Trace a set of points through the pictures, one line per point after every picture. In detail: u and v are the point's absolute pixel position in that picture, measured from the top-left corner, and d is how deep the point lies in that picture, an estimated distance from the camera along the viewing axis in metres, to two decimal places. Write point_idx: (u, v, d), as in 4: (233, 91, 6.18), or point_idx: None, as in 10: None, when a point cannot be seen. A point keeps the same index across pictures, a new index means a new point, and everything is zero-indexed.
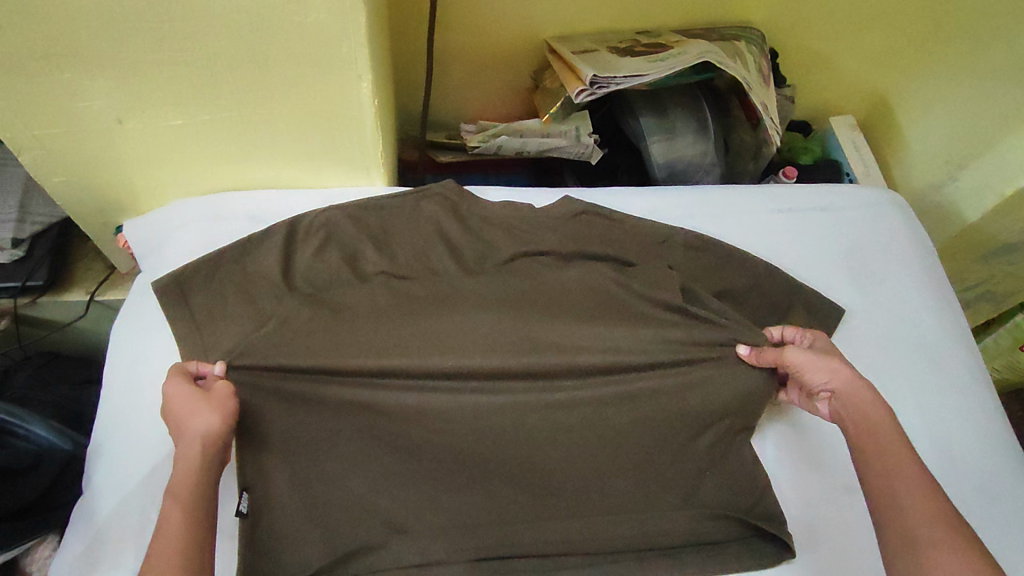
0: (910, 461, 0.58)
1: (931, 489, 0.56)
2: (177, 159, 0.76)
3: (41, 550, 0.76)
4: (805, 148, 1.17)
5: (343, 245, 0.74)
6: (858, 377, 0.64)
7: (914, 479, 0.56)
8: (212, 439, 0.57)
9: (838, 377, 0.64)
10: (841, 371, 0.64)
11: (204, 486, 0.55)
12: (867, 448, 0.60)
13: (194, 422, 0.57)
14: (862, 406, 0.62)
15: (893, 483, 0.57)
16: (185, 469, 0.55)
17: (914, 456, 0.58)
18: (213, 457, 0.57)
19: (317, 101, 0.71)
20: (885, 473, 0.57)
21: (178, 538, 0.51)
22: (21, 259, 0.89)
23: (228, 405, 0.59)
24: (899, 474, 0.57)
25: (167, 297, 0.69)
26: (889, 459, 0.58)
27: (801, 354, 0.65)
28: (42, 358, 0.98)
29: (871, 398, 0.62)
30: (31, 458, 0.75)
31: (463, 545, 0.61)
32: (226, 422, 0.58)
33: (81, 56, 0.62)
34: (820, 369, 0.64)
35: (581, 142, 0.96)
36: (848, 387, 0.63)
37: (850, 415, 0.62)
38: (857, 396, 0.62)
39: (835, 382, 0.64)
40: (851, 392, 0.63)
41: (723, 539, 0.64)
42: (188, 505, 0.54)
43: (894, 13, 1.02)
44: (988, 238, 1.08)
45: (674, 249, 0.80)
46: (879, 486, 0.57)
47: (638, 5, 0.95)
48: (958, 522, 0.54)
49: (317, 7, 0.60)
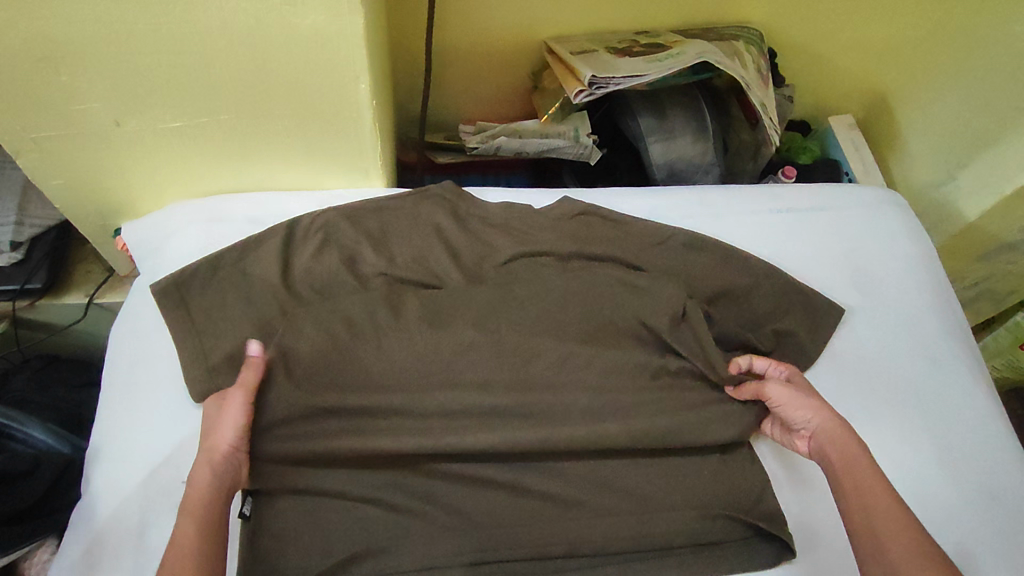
0: (889, 497, 0.58)
1: (911, 526, 0.56)
2: (176, 160, 0.76)
3: (40, 552, 0.74)
4: (804, 147, 1.17)
5: (342, 246, 0.74)
6: (834, 412, 0.64)
7: (891, 515, 0.57)
8: (224, 453, 0.58)
9: (817, 414, 0.64)
10: (819, 409, 0.64)
11: (215, 497, 0.56)
12: (846, 487, 0.60)
13: (211, 436, 0.59)
14: (838, 443, 0.62)
15: (873, 521, 0.57)
16: (199, 481, 0.56)
17: (892, 491, 0.59)
18: (227, 469, 0.58)
19: (315, 102, 0.70)
20: (865, 512, 0.57)
21: (188, 548, 0.52)
22: (19, 262, 0.89)
23: (240, 416, 0.60)
24: (876, 509, 0.57)
25: (166, 299, 0.69)
26: (868, 495, 0.58)
27: (781, 390, 0.66)
28: (41, 361, 0.98)
29: (847, 433, 0.63)
30: (30, 461, 0.76)
31: (463, 547, 0.60)
32: (238, 434, 0.59)
33: (78, 58, 0.62)
34: (799, 407, 0.65)
35: (581, 142, 0.95)
36: (826, 425, 0.63)
37: (829, 451, 0.62)
38: (833, 433, 0.63)
39: (814, 420, 0.64)
40: (829, 428, 0.63)
41: (724, 539, 0.63)
42: (198, 516, 0.54)
43: (892, 12, 1.02)
44: (987, 236, 1.08)
45: (674, 249, 0.79)
46: (862, 525, 0.57)
47: (636, 5, 0.95)
48: (940, 559, 0.54)
49: (315, 8, 0.60)
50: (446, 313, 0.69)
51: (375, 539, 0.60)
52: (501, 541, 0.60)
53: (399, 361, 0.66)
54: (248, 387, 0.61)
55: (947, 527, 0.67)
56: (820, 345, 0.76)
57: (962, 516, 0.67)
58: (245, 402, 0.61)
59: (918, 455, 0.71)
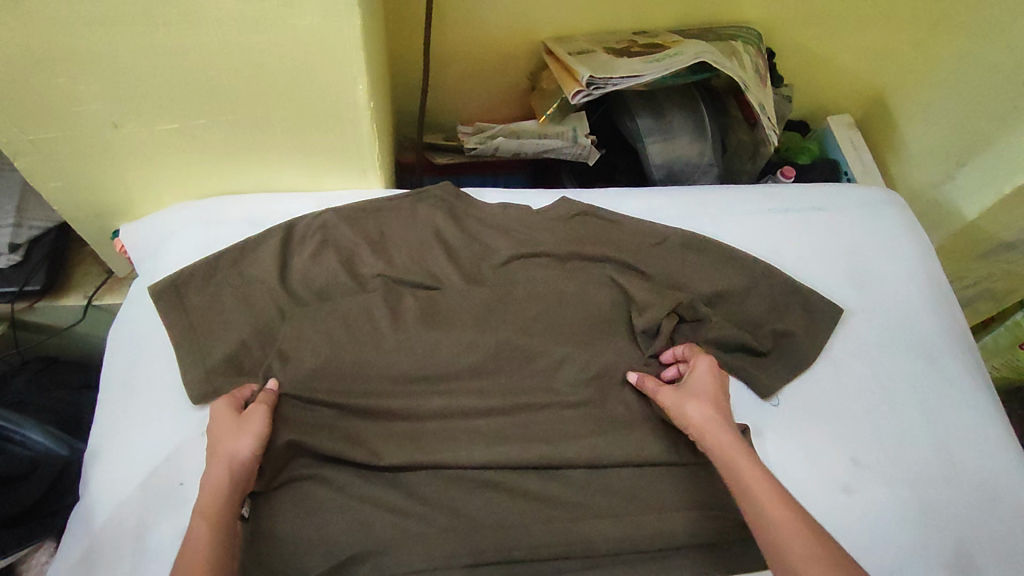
0: (778, 499, 0.54)
1: (806, 528, 0.52)
2: (174, 163, 0.76)
3: (37, 555, 0.74)
4: (802, 148, 1.17)
5: (341, 248, 0.74)
6: (716, 409, 0.62)
7: (782, 517, 0.53)
8: (243, 463, 0.56)
9: (692, 411, 0.62)
10: (693, 411, 0.62)
11: (231, 507, 0.54)
12: (740, 499, 0.56)
13: (229, 442, 0.57)
14: (721, 448, 0.59)
15: (768, 529, 0.53)
16: (212, 489, 0.54)
17: (782, 490, 0.55)
18: (243, 478, 0.56)
19: (313, 104, 0.70)
20: (759, 520, 0.53)
21: (204, 556, 0.51)
22: (18, 264, 0.89)
23: (260, 425, 0.58)
24: (764, 516, 0.53)
25: (163, 301, 0.69)
26: (756, 500, 0.54)
27: (667, 394, 0.65)
28: (40, 363, 0.98)
29: (729, 435, 0.59)
30: (28, 464, 0.76)
31: (461, 549, 0.59)
32: (258, 443, 0.57)
33: (77, 60, 0.62)
34: (679, 408, 0.63)
35: (579, 142, 0.95)
36: (700, 427, 0.61)
37: (715, 457, 0.59)
38: (711, 435, 0.60)
39: (691, 421, 0.62)
40: (704, 429, 0.61)
41: (724, 540, 0.62)
42: (215, 524, 0.53)
43: (891, 11, 1.02)
44: (986, 236, 1.08)
45: (671, 249, 0.79)
46: (760, 537, 0.53)
47: (635, 5, 0.95)
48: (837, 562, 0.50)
49: (311, 9, 0.60)
50: (444, 314, 0.69)
51: (374, 541, 0.59)
52: (499, 542, 0.60)
53: (397, 360, 0.66)
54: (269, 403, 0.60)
55: (946, 527, 0.66)
56: (819, 345, 0.76)
57: (961, 517, 0.67)
58: (266, 413, 0.59)
59: (917, 455, 0.71)
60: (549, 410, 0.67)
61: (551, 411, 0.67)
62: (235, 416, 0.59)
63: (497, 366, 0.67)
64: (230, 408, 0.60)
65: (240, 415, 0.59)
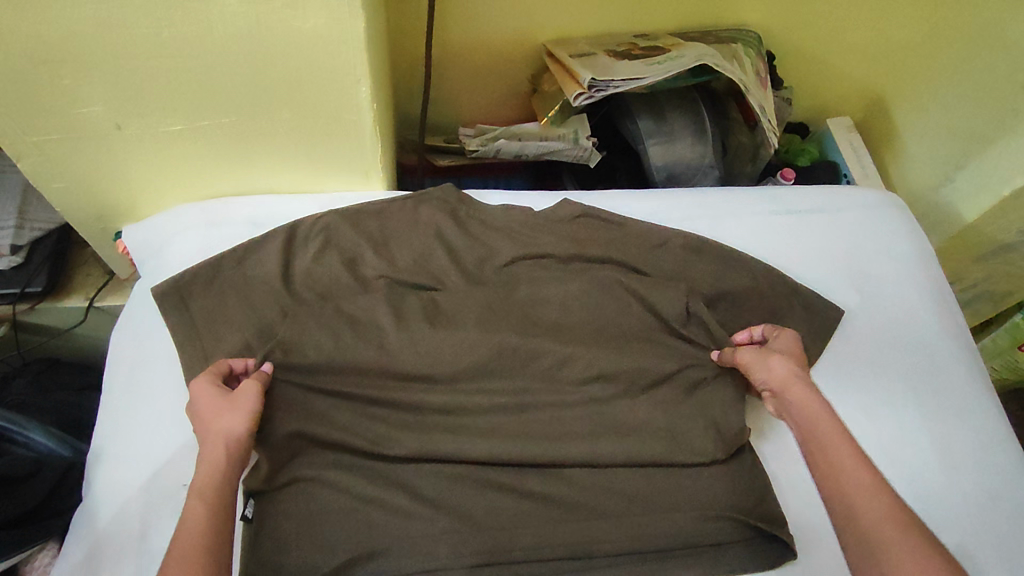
0: (858, 459, 0.59)
1: (883, 490, 0.57)
2: (176, 164, 0.76)
3: (41, 557, 0.71)
4: (802, 149, 1.17)
5: (343, 250, 0.74)
6: (801, 373, 0.65)
7: (859, 476, 0.58)
8: (236, 440, 0.57)
9: (779, 372, 0.65)
10: (778, 371, 0.66)
11: (229, 485, 0.55)
12: (817, 456, 0.60)
13: (222, 421, 0.57)
14: (807, 409, 0.63)
15: (843, 484, 0.58)
16: (209, 467, 0.55)
17: (859, 451, 0.60)
18: (239, 456, 0.57)
19: (316, 105, 0.71)
20: (835, 476, 0.58)
21: (201, 532, 0.51)
22: (19, 266, 0.89)
23: (253, 402, 0.59)
24: (848, 477, 0.58)
25: (166, 302, 0.69)
26: (841, 462, 0.59)
27: (748, 353, 0.67)
28: (40, 364, 0.98)
29: (815, 397, 0.63)
30: (31, 465, 0.77)
31: (464, 549, 0.59)
32: (251, 420, 0.58)
33: (81, 63, 0.62)
34: (763, 367, 0.66)
35: (581, 144, 0.96)
36: (785, 387, 0.64)
37: (795, 416, 0.63)
38: (798, 395, 0.64)
39: (776, 381, 0.65)
40: (788, 389, 0.64)
41: (727, 540, 0.63)
42: (213, 503, 0.53)
43: (890, 14, 1.03)
44: (985, 238, 1.09)
45: (672, 251, 0.79)
46: (833, 491, 0.58)
47: (635, 9, 0.95)
48: (919, 526, 0.55)
49: (315, 11, 0.60)
50: (446, 316, 0.69)
51: (376, 542, 0.59)
52: (504, 542, 0.60)
53: (399, 361, 0.66)
54: (260, 380, 0.61)
55: (947, 528, 0.67)
56: (820, 346, 0.76)
57: (962, 517, 0.67)
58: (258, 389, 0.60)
59: (918, 454, 0.71)
60: (552, 410, 0.67)
61: (549, 414, 0.67)
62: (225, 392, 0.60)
63: (499, 368, 0.68)
64: (218, 386, 0.60)
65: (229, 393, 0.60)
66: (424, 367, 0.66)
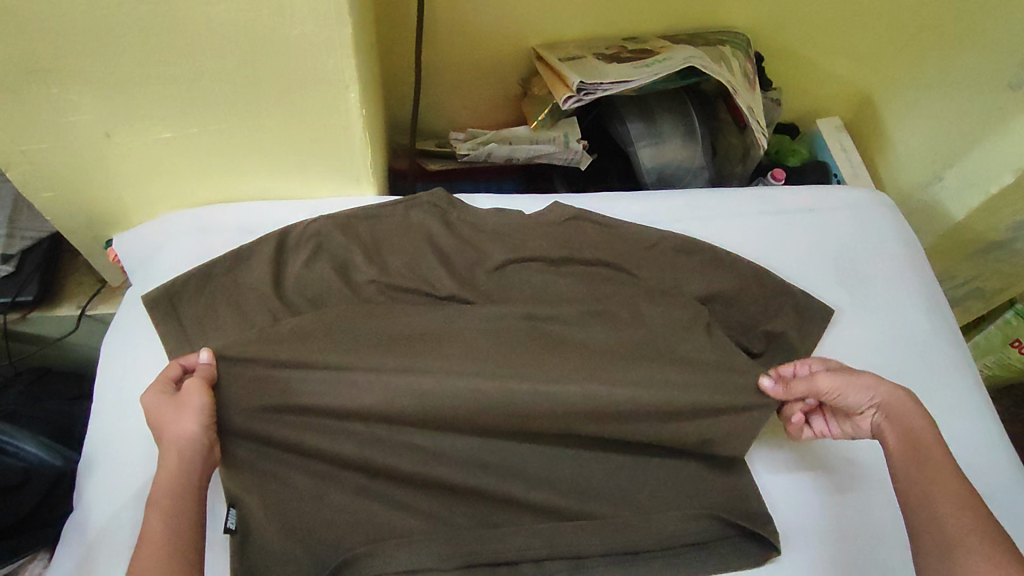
0: (950, 469, 0.58)
1: (971, 497, 0.56)
2: (165, 172, 0.76)
3: (30, 567, 0.72)
4: (793, 150, 1.17)
5: (333, 255, 0.74)
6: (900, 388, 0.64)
7: (955, 489, 0.57)
8: (187, 443, 0.57)
9: (882, 391, 0.63)
10: (879, 386, 0.63)
11: (188, 489, 0.55)
12: (908, 463, 0.60)
13: (171, 428, 0.58)
14: (906, 417, 0.62)
15: (933, 494, 0.57)
16: (165, 477, 0.55)
17: (955, 466, 0.59)
18: (196, 457, 0.57)
19: (306, 110, 0.71)
20: (926, 486, 0.57)
21: (162, 542, 0.52)
22: (9, 275, 0.89)
23: (197, 402, 0.58)
24: (937, 480, 0.57)
25: (155, 309, 0.69)
26: (930, 465, 0.58)
27: (832, 379, 0.64)
28: (32, 375, 0.97)
29: (917, 410, 0.62)
30: (20, 475, 0.76)
31: (449, 552, 0.60)
32: (200, 421, 0.58)
33: (69, 74, 0.62)
34: (858, 388, 0.63)
35: (570, 147, 0.97)
36: (890, 401, 0.63)
37: (896, 425, 0.62)
38: (903, 407, 0.62)
39: (879, 399, 0.63)
40: (895, 403, 0.62)
41: (711, 539, 0.63)
42: (170, 511, 0.54)
43: (877, 15, 1.04)
44: (975, 236, 1.09)
45: (664, 252, 0.80)
46: (916, 496, 0.58)
47: (624, 12, 0.96)
48: (1001, 537, 0.53)
49: (303, 18, 0.60)
50: (438, 320, 0.69)
51: (365, 544, 0.59)
52: (489, 543, 0.61)
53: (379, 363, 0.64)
54: (203, 378, 0.60)
55: None
56: (809, 344, 0.76)
57: None
58: (203, 388, 0.59)
59: None
60: None
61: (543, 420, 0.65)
62: (172, 399, 0.60)
63: (481, 372, 0.63)
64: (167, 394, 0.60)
65: (176, 398, 0.60)
66: (406, 382, 0.62)
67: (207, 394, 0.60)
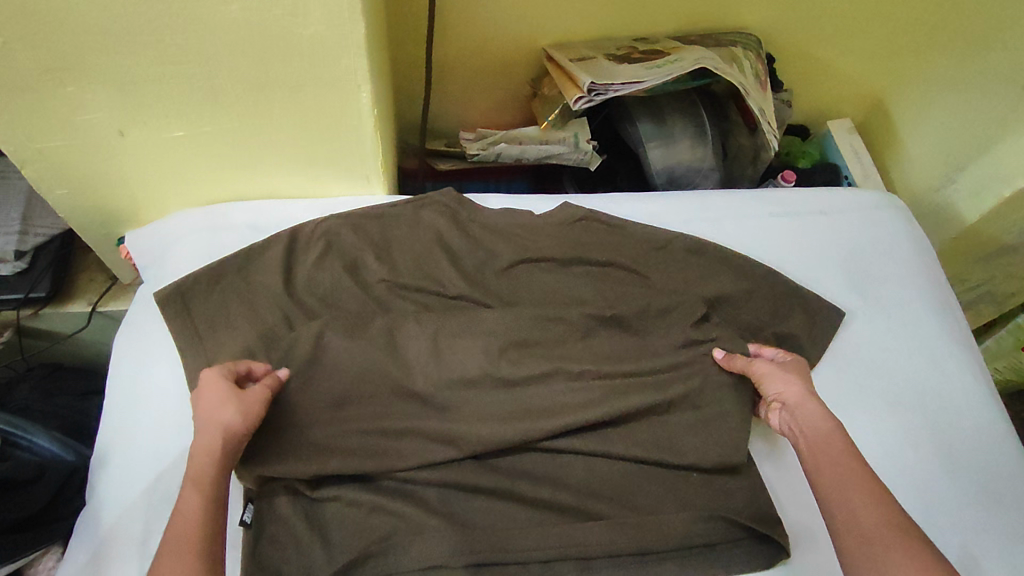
0: (859, 468, 0.58)
1: (881, 496, 0.56)
2: (177, 170, 0.76)
3: (44, 560, 0.74)
4: (803, 152, 1.17)
5: (344, 254, 0.75)
6: (808, 389, 0.65)
7: (865, 487, 0.56)
8: (234, 433, 0.57)
9: (793, 390, 0.65)
10: (795, 384, 0.66)
11: (224, 478, 0.55)
12: (820, 464, 0.59)
13: (220, 414, 0.57)
14: (816, 422, 0.62)
15: (847, 493, 0.56)
16: (204, 460, 0.55)
17: (866, 467, 0.58)
18: (235, 447, 0.57)
19: (318, 110, 0.71)
20: (839, 486, 0.57)
21: (197, 528, 0.51)
22: (22, 272, 0.90)
23: (258, 405, 0.59)
24: (849, 480, 0.57)
25: (169, 307, 0.69)
26: (840, 466, 0.58)
27: (763, 363, 0.68)
28: (43, 370, 0.98)
29: (825, 413, 0.63)
30: (34, 470, 0.75)
31: (461, 548, 0.59)
32: (250, 419, 0.58)
33: (85, 71, 0.63)
34: (776, 380, 0.66)
35: (581, 148, 0.97)
36: (799, 401, 0.64)
37: (803, 426, 0.62)
38: (811, 411, 0.63)
39: (788, 395, 0.65)
40: (803, 405, 0.64)
41: (720, 541, 0.62)
42: (209, 495, 0.53)
43: (890, 16, 1.03)
44: (987, 239, 1.08)
45: (675, 253, 0.80)
46: (832, 499, 0.57)
47: (636, 13, 0.96)
48: (915, 533, 0.53)
49: (316, 17, 0.60)
50: (448, 320, 0.69)
51: (373, 542, 0.59)
52: (496, 543, 0.60)
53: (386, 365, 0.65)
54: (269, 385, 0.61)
55: (946, 526, 0.67)
56: (820, 347, 0.76)
57: (966, 519, 0.67)
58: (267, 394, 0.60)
59: (919, 454, 0.71)
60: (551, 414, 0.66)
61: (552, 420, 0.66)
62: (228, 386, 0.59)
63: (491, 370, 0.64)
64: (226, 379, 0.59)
65: (233, 387, 0.59)
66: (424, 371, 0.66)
67: (265, 397, 0.60)
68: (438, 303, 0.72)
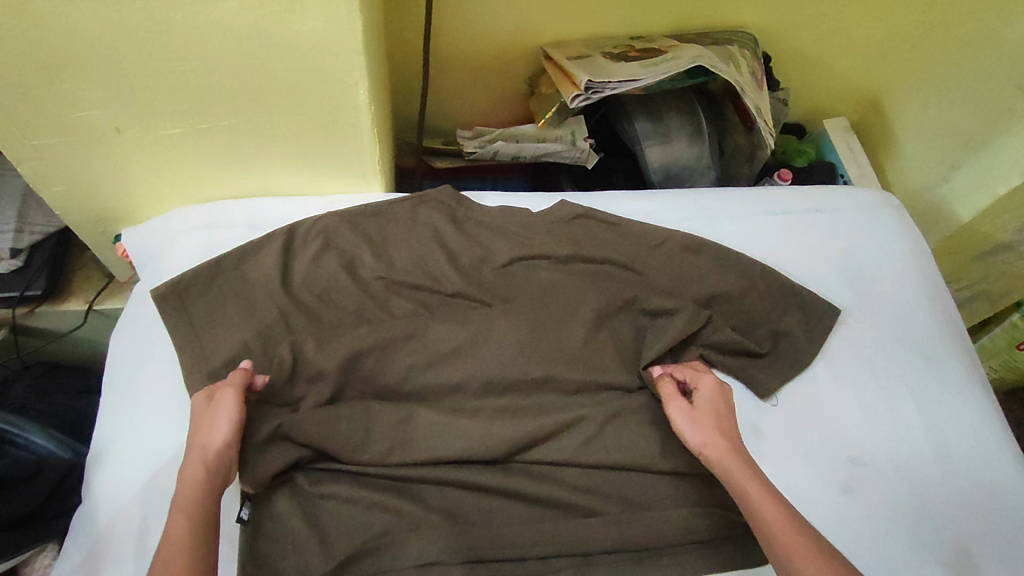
0: (784, 521, 0.55)
1: (812, 547, 0.53)
2: (174, 167, 0.76)
3: (40, 559, 0.75)
4: (800, 150, 1.16)
5: (342, 253, 0.74)
6: (722, 435, 0.62)
7: (796, 543, 0.53)
8: (213, 452, 0.57)
9: (706, 441, 0.62)
10: (704, 436, 0.62)
11: (208, 495, 0.54)
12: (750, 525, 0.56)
13: (200, 434, 0.58)
14: (730, 476, 0.59)
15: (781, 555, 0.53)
16: (187, 481, 0.55)
17: (790, 515, 0.56)
18: (219, 465, 0.57)
19: (314, 107, 0.71)
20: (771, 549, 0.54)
21: (184, 544, 0.50)
22: (18, 269, 0.90)
23: (225, 414, 0.58)
24: (778, 539, 0.54)
25: (166, 305, 0.69)
26: (763, 525, 0.55)
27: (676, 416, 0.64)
28: (40, 368, 0.98)
29: (738, 458, 0.60)
30: (32, 466, 0.76)
31: (458, 545, 0.59)
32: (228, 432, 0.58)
33: (82, 69, 0.63)
34: (689, 434, 0.63)
35: (578, 146, 0.97)
36: (712, 452, 0.61)
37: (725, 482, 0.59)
38: (725, 462, 0.60)
39: (702, 449, 0.62)
40: (719, 457, 0.60)
41: (716, 537, 0.63)
42: (194, 511, 0.53)
43: (887, 16, 1.04)
44: (982, 238, 1.09)
45: (672, 251, 0.79)
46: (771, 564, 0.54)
47: (634, 11, 0.96)
48: None
49: (314, 15, 0.60)
50: (446, 317, 0.69)
51: (372, 540, 0.59)
52: (494, 540, 0.60)
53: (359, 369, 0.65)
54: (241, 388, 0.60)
55: (942, 524, 0.67)
56: (818, 345, 0.76)
57: (963, 518, 0.67)
58: (234, 401, 0.59)
59: (915, 451, 0.71)
60: (547, 413, 0.66)
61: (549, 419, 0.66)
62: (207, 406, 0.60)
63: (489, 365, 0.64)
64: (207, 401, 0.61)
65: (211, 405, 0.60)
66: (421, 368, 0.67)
67: (238, 407, 0.59)
68: (435, 301, 0.73)
